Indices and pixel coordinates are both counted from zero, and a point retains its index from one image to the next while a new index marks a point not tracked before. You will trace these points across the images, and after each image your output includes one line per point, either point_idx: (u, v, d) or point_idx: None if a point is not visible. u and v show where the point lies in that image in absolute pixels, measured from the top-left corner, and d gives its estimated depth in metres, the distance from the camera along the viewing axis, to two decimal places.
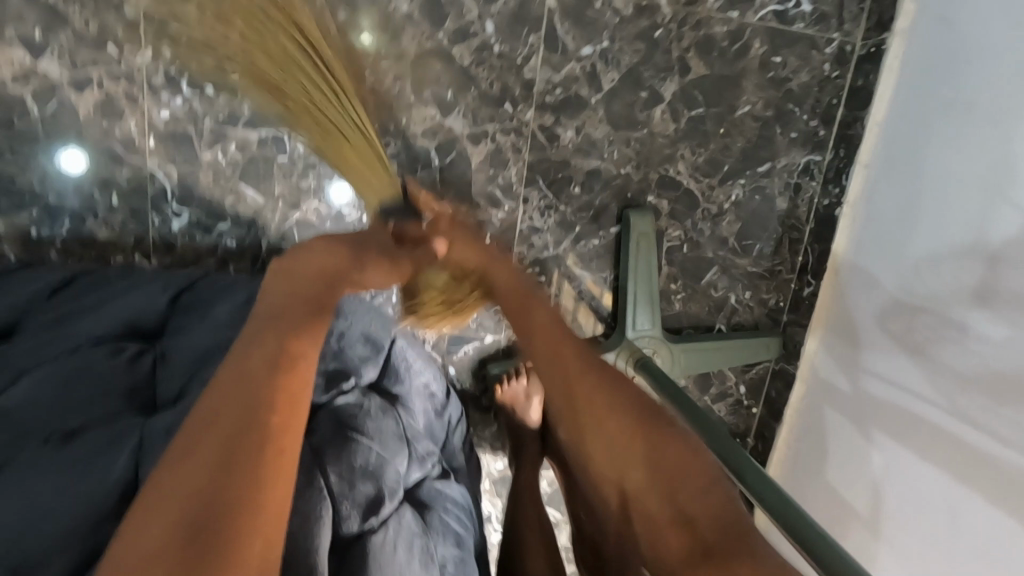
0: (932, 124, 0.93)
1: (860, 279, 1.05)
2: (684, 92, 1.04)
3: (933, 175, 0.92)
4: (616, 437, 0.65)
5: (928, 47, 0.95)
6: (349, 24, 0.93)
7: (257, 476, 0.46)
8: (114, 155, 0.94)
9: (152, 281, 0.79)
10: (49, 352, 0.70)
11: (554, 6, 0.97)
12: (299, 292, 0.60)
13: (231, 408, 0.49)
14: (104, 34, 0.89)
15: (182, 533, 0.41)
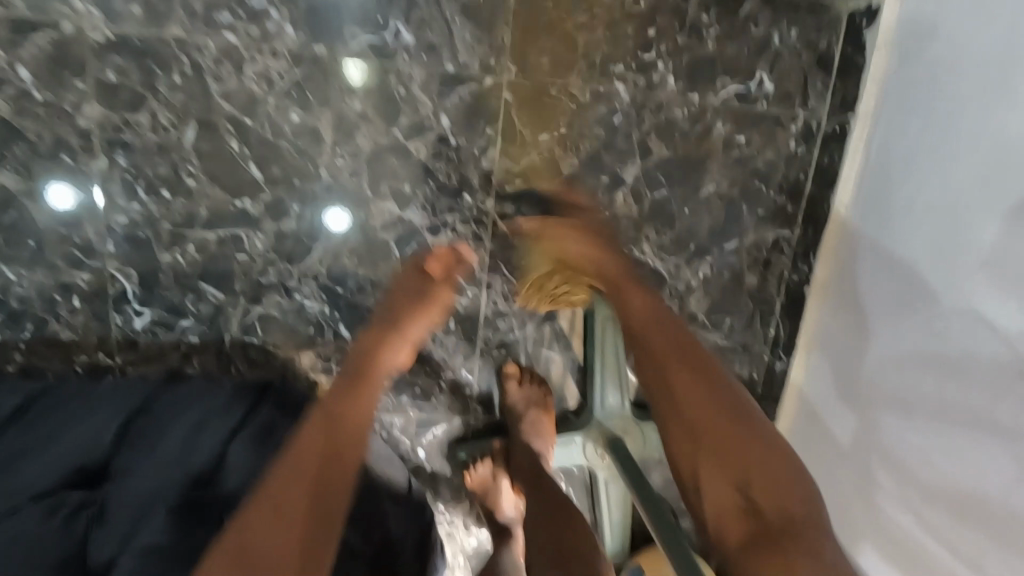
0: (902, 203, 0.91)
1: (834, 346, 1.04)
2: (647, 174, 1.03)
3: (903, 256, 0.90)
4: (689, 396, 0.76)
5: (904, 122, 0.92)
6: (303, 123, 0.93)
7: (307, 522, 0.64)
8: (74, 259, 0.94)
9: (107, 407, 0.78)
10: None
11: (509, 97, 0.96)
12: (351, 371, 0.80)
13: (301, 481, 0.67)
14: (58, 145, 0.89)
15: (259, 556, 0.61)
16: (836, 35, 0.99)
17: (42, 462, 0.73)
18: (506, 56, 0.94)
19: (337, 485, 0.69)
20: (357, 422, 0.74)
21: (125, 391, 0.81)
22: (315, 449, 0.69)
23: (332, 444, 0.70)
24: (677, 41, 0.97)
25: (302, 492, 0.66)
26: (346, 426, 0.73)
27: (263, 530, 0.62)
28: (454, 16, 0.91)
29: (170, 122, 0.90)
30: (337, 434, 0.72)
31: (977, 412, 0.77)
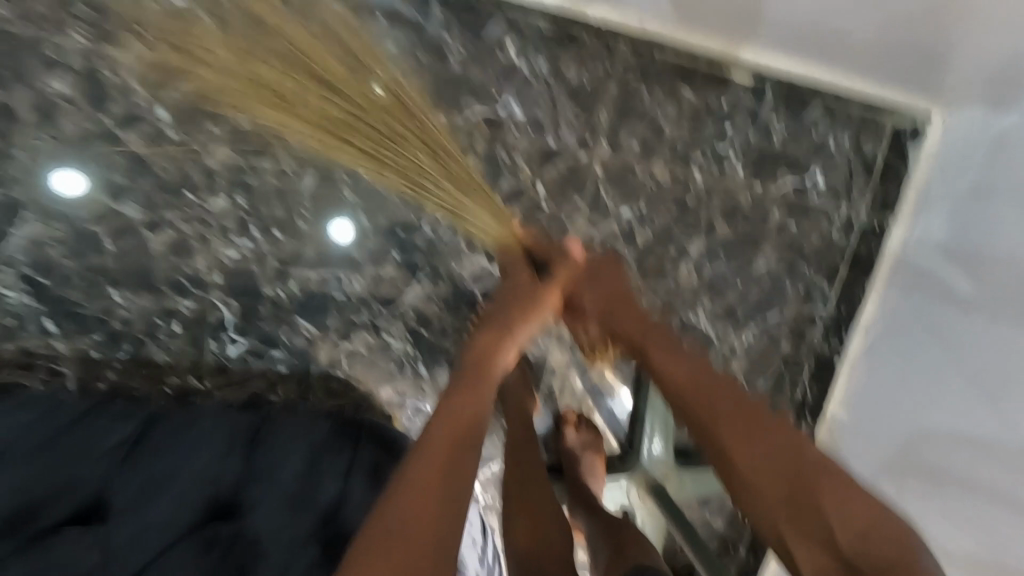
0: (961, 233, 1.03)
1: (877, 374, 1.14)
2: (709, 249, 1.14)
3: (964, 274, 1.01)
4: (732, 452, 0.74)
5: (952, 179, 1.07)
6: (414, 181, 1.01)
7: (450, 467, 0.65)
8: (180, 286, 0.99)
9: (218, 432, 0.79)
10: (147, 543, 0.70)
11: (600, 173, 1.07)
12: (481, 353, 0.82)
13: (433, 482, 0.62)
14: (183, 180, 0.95)
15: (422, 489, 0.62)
16: (881, 144, 1.13)
17: (176, 495, 0.74)
18: (602, 137, 1.05)
19: (466, 446, 0.68)
20: (475, 419, 0.72)
21: (230, 416, 0.82)
22: (443, 450, 0.66)
23: (454, 442, 0.67)
24: (749, 136, 1.09)
25: (440, 492, 0.62)
26: (467, 428, 0.70)
27: (394, 528, 0.58)
28: (562, 97, 1.02)
29: (292, 168, 0.98)
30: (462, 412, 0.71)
31: (993, 487, 0.91)
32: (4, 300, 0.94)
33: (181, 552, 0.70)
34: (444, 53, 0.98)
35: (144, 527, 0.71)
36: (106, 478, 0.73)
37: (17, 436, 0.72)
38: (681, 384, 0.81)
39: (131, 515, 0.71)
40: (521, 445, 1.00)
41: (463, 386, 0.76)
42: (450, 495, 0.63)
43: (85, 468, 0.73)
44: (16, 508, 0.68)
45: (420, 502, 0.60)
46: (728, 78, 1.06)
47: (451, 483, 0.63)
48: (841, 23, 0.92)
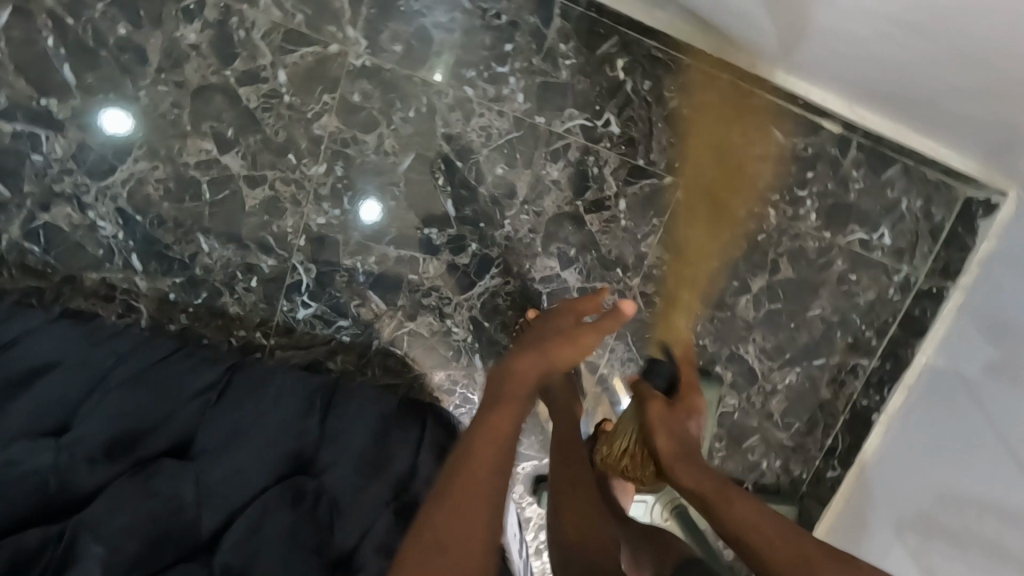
0: (1002, 320, 1.05)
1: (907, 435, 1.16)
2: (770, 288, 1.16)
3: (994, 364, 1.03)
4: (736, 507, 0.71)
5: (1017, 258, 1.08)
6: (504, 177, 1.05)
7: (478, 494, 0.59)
8: (264, 245, 1.02)
9: (295, 388, 0.83)
10: (238, 491, 0.74)
11: (681, 198, 1.10)
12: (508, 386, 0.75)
13: (473, 484, 0.60)
14: (289, 143, 0.99)
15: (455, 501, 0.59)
16: (950, 212, 1.17)
17: (259, 444, 0.78)
18: (689, 164, 1.09)
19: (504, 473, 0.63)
20: (508, 439, 0.66)
21: (306, 377, 0.85)
22: (494, 450, 0.64)
23: (502, 443, 0.65)
24: (827, 185, 1.12)
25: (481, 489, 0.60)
26: (499, 452, 0.64)
27: (444, 519, 0.57)
28: (659, 120, 1.06)
29: (393, 148, 1.01)
30: (502, 443, 0.65)
31: (987, 547, 0.94)
32: (99, 231, 0.97)
33: (272, 499, 0.74)
34: (556, 59, 1.02)
35: (234, 470, 0.75)
36: (195, 418, 0.78)
37: (121, 362, 0.79)
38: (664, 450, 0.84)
39: (220, 456, 0.75)
40: (565, 444, 1.03)
41: (504, 400, 0.72)
42: (488, 485, 0.61)
43: (175, 405, 0.78)
44: (119, 434, 0.73)
45: (455, 498, 0.59)
46: (819, 126, 1.10)
47: (491, 490, 0.60)
48: (921, 90, 0.93)
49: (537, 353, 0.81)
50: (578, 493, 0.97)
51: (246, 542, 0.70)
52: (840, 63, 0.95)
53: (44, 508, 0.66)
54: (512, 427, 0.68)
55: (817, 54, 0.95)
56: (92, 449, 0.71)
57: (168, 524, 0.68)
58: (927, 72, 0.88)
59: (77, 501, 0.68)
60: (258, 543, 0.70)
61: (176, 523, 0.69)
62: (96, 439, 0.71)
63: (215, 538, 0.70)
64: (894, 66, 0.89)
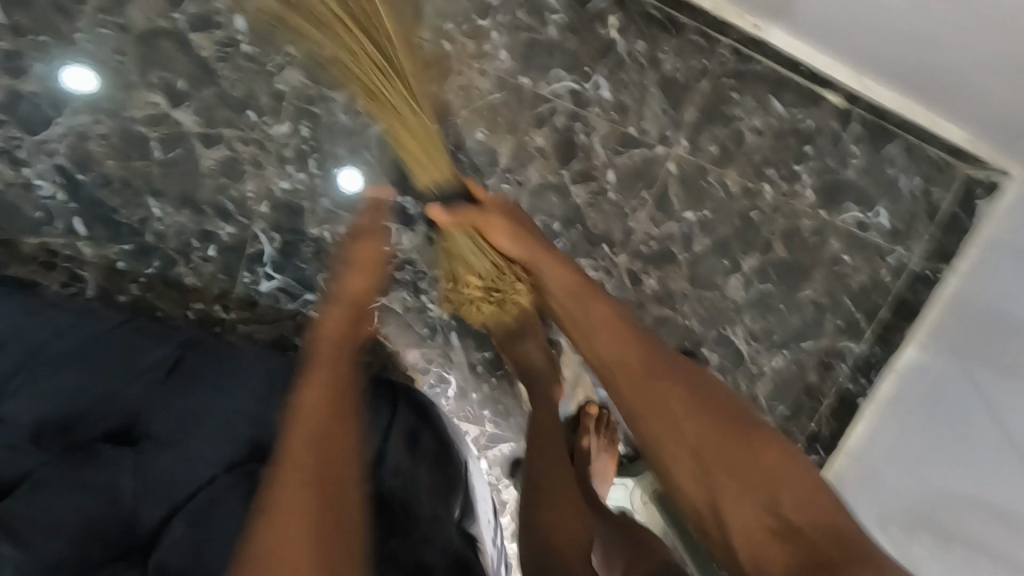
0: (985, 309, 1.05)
1: (891, 424, 1.14)
2: (761, 268, 1.11)
3: (977, 353, 1.04)
4: (684, 428, 0.76)
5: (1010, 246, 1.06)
6: (485, 143, 0.97)
7: (297, 500, 0.56)
8: (223, 211, 0.93)
9: (252, 368, 0.75)
10: (182, 480, 0.67)
11: (673, 170, 1.03)
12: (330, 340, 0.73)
13: (308, 481, 0.58)
14: (248, 99, 0.90)
15: (307, 505, 0.56)
16: (949, 193, 1.11)
17: (209, 428, 0.71)
18: (682, 134, 1.02)
19: (335, 467, 0.60)
20: (332, 411, 0.64)
21: (266, 355, 0.78)
22: (315, 437, 0.61)
23: (324, 435, 0.61)
24: (826, 160, 1.07)
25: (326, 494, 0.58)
26: (325, 432, 0.62)
27: (288, 532, 0.54)
28: (652, 85, 0.99)
29: (363, 107, 0.93)
30: (315, 429, 0.61)
31: (977, 538, 0.93)
32: (36, 191, 0.88)
33: (221, 488, 0.67)
34: (543, 14, 0.94)
35: (179, 456, 0.68)
36: (140, 400, 0.71)
37: (58, 336, 0.70)
38: (626, 367, 0.80)
39: (164, 443, 0.68)
40: (548, 436, 0.98)
41: (317, 362, 0.69)
42: (335, 489, 0.58)
43: (117, 386, 0.70)
44: (54, 418, 0.67)
45: (299, 498, 0.56)
46: (820, 97, 1.04)
47: (330, 488, 0.58)
48: (932, 48, 0.88)
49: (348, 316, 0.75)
50: (555, 484, 0.93)
51: (188, 538, 0.64)
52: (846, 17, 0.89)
53: None
54: (324, 392, 0.65)
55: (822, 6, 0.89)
56: (24, 434, 0.65)
57: (99, 518, 0.62)
58: (930, 51, 0.89)
59: (4, 489, 0.62)
60: (203, 538, 0.64)
61: (109, 519, 0.63)
62: (24, 423, 0.65)
63: (154, 535, 0.64)
64: (902, 37, 0.89)
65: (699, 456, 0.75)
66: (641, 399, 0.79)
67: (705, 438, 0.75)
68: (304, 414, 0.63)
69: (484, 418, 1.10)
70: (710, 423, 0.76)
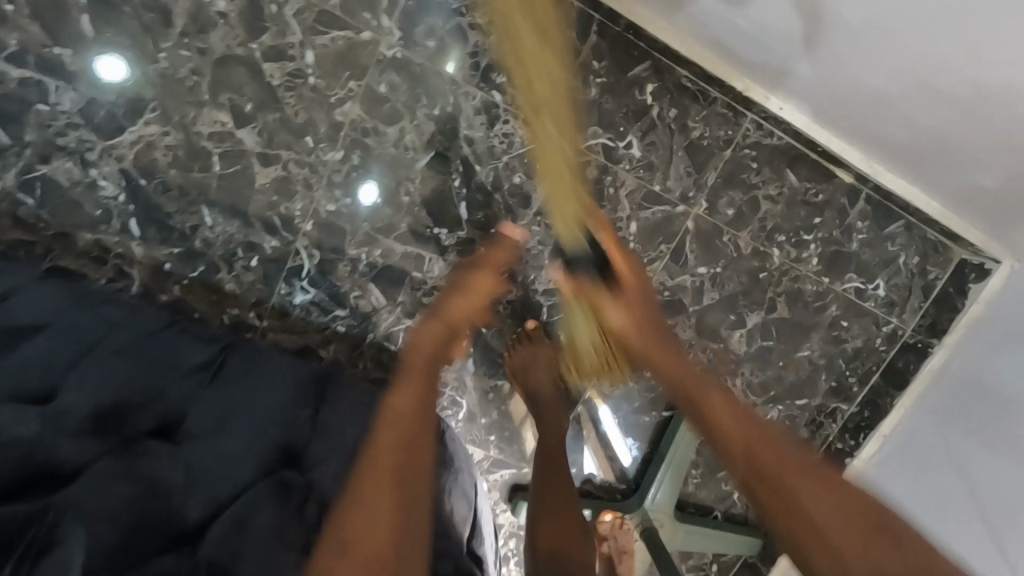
0: (968, 377, 1.12)
1: (878, 482, 1.19)
2: (764, 325, 1.18)
3: (959, 420, 1.09)
4: (717, 417, 0.64)
5: (994, 319, 1.13)
6: (521, 186, 1.05)
7: (364, 488, 0.60)
8: (270, 225, 0.99)
9: (288, 376, 0.83)
10: (223, 483, 0.72)
11: (690, 228, 1.11)
12: (426, 353, 0.75)
13: (385, 470, 0.62)
14: (308, 126, 0.98)
15: (379, 488, 0.60)
16: (945, 272, 1.18)
17: (251, 431, 0.77)
18: (703, 196, 1.10)
19: (414, 467, 0.63)
20: (407, 399, 0.69)
21: (299, 364, 0.86)
22: (398, 430, 0.65)
23: (405, 447, 0.64)
24: (832, 233, 1.15)
25: (396, 483, 0.61)
26: (412, 417, 0.67)
27: (360, 521, 0.58)
28: (679, 149, 1.07)
29: (413, 144, 1.01)
30: (395, 423, 0.66)
31: None
32: (99, 191, 0.93)
33: (261, 492, 0.73)
34: (587, 76, 1.03)
35: (224, 458, 0.73)
36: (187, 399, 0.76)
37: (112, 331, 0.78)
38: (683, 389, 0.69)
39: (210, 441, 0.74)
40: (552, 462, 1.01)
41: (413, 365, 0.74)
42: (403, 475, 0.62)
43: (168, 383, 0.76)
44: (108, 409, 0.71)
45: (379, 501, 0.59)
46: (832, 174, 1.12)
47: (410, 466, 0.63)
48: (949, 138, 0.94)
49: (435, 318, 0.78)
50: (557, 504, 0.97)
51: (232, 538, 0.68)
52: (864, 77, 0.91)
53: (24, 480, 0.63)
54: (411, 401, 0.69)
55: (848, 72, 0.91)
56: (81, 424, 0.68)
57: (149, 509, 0.66)
58: (959, 138, 0.93)
59: (62, 476, 0.65)
60: (244, 539, 0.68)
61: (161, 514, 0.67)
62: (84, 412, 0.69)
63: (200, 529, 0.69)
64: (921, 130, 0.95)
65: (750, 447, 0.61)
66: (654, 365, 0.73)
67: (729, 434, 0.63)
68: (389, 410, 0.67)
69: (490, 443, 1.15)
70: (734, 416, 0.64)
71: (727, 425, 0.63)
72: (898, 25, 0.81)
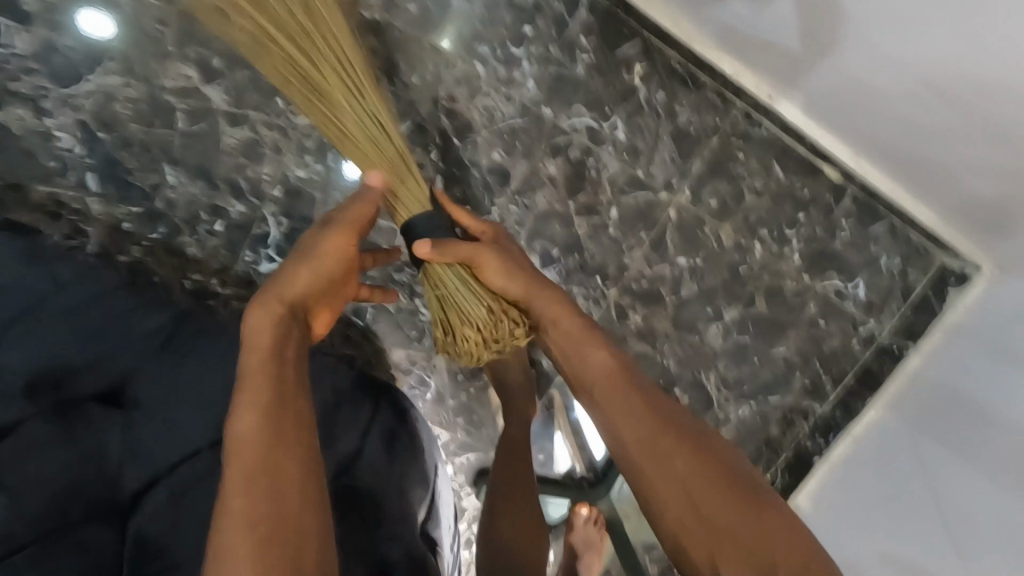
0: (946, 384, 1.10)
1: (846, 482, 1.17)
2: (741, 320, 1.16)
3: (936, 429, 1.07)
4: (651, 469, 0.65)
5: (973, 326, 1.11)
6: (501, 164, 1.00)
7: (228, 515, 0.51)
8: (236, 188, 0.95)
9: (244, 347, 0.77)
10: (160, 455, 0.69)
11: (673, 218, 1.08)
12: (257, 347, 0.60)
13: (252, 486, 0.52)
14: (280, 87, 0.94)
15: (241, 506, 0.51)
16: (924, 276, 1.16)
17: (200, 404, 0.73)
18: (687, 184, 1.07)
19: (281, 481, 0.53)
20: (280, 390, 0.58)
21: None
22: (263, 440, 0.54)
23: (275, 428, 0.55)
24: (816, 229, 1.13)
25: (283, 449, 0.55)
26: (265, 434, 0.55)
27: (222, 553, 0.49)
28: (665, 134, 1.05)
29: None
30: (260, 442, 0.54)
31: None
32: (54, 141, 0.88)
33: (204, 465, 0.70)
34: (574, 51, 1.00)
35: (164, 428, 0.70)
36: (134, 365, 0.73)
37: (62, 289, 0.72)
38: (647, 446, 0.66)
39: (153, 409, 0.71)
40: (517, 446, 0.99)
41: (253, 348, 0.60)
42: (274, 480, 0.53)
43: (114, 348, 0.72)
44: (45, 370, 0.68)
45: (233, 531, 0.50)
46: (819, 169, 1.10)
47: (283, 468, 0.54)
48: (946, 143, 0.91)
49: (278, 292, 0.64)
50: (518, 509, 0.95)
51: (170, 509, 0.67)
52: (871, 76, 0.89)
53: None
54: (260, 406, 0.56)
55: (848, 66, 0.90)
56: (15, 384, 0.66)
57: (78, 475, 0.65)
58: (956, 145, 0.90)
59: None
60: (184, 509, 0.68)
61: (90, 479, 0.66)
62: (18, 373, 0.67)
63: (134, 500, 0.68)
64: (920, 133, 0.93)
65: (649, 445, 0.66)
66: (625, 425, 0.68)
67: (652, 443, 0.66)
68: (242, 413, 0.56)
69: (457, 426, 1.13)
70: (686, 468, 0.64)
71: (655, 466, 0.65)
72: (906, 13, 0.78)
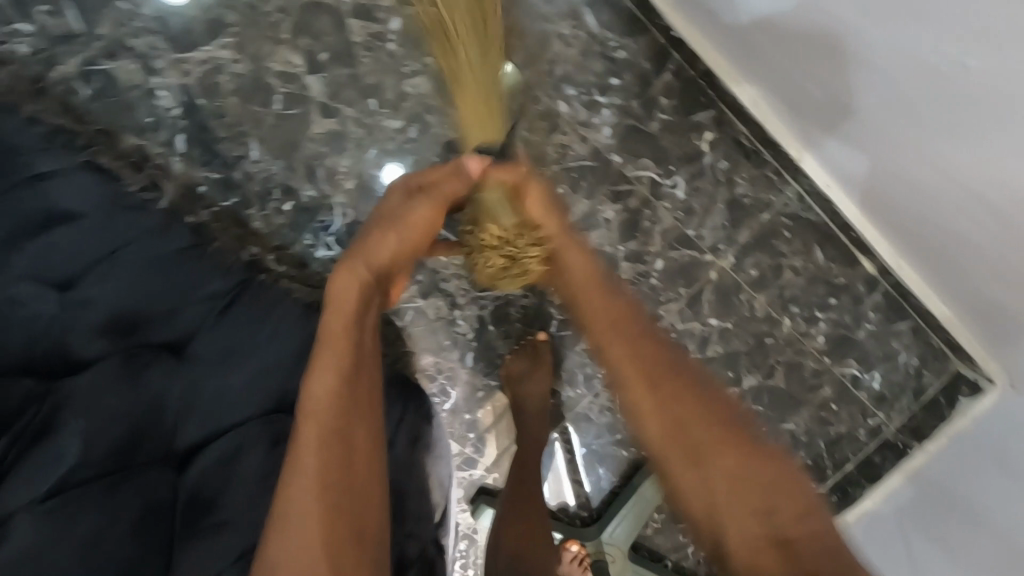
0: (945, 484, 1.12)
1: None
2: (758, 390, 1.19)
3: (931, 530, 1.09)
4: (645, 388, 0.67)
5: (975, 431, 1.12)
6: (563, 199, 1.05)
7: (292, 491, 0.59)
8: (312, 174, 0.99)
9: (301, 324, 0.81)
10: (218, 416, 0.72)
11: (712, 280, 1.13)
12: (338, 326, 0.68)
13: (319, 464, 0.61)
14: (375, 89, 0.99)
15: (312, 493, 0.59)
16: (938, 380, 1.20)
17: (255, 371, 0.75)
18: (731, 251, 1.12)
19: (348, 473, 0.62)
20: (345, 375, 0.65)
21: (313, 316, 0.83)
22: (326, 419, 0.62)
23: (340, 414, 0.63)
24: (843, 317, 1.17)
25: (345, 436, 0.63)
26: (330, 416, 0.63)
27: (292, 529, 0.57)
28: (720, 201, 1.10)
29: None
30: (330, 428, 0.62)
31: None
32: (155, 99, 0.93)
33: (254, 432, 0.72)
34: (652, 109, 1.06)
35: (222, 390, 0.73)
36: (200, 322, 0.75)
37: (138, 239, 0.76)
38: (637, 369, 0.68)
39: (212, 370, 0.73)
40: (527, 464, 1.02)
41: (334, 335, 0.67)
42: (333, 475, 0.61)
43: (184, 303, 0.75)
44: (124, 314, 0.71)
45: (299, 518, 0.58)
46: (857, 261, 1.15)
47: (349, 463, 0.62)
48: (952, 245, 0.96)
49: (355, 269, 0.71)
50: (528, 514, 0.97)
51: (220, 470, 0.69)
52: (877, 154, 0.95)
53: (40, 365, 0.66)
54: (327, 388, 0.64)
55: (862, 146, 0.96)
56: (96, 322, 0.69)
57: (146, 421, 0.67)
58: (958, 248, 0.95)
59: (71, 369, 0.67)
60: (228, 474, 0.69)
61: (156, 426, 0.68)
62: (99, 312, 0.70)
63: (189, 454, 0.70)
64: (925, 224, 0.98)
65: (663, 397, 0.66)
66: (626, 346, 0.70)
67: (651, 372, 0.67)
68: (318, 395, 0.64)
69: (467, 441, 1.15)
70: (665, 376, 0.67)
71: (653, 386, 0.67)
72: (906, 109, 0.84)
